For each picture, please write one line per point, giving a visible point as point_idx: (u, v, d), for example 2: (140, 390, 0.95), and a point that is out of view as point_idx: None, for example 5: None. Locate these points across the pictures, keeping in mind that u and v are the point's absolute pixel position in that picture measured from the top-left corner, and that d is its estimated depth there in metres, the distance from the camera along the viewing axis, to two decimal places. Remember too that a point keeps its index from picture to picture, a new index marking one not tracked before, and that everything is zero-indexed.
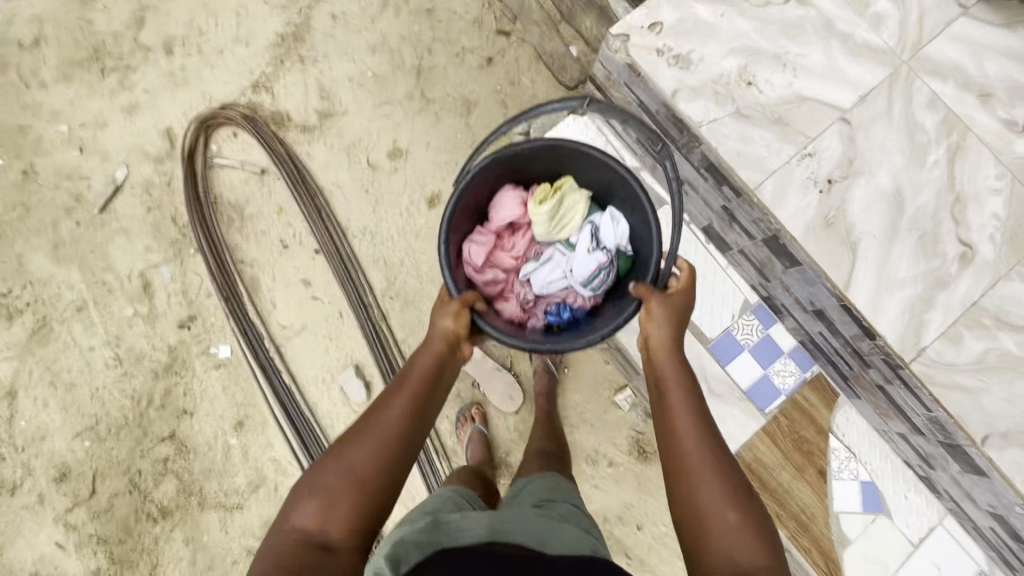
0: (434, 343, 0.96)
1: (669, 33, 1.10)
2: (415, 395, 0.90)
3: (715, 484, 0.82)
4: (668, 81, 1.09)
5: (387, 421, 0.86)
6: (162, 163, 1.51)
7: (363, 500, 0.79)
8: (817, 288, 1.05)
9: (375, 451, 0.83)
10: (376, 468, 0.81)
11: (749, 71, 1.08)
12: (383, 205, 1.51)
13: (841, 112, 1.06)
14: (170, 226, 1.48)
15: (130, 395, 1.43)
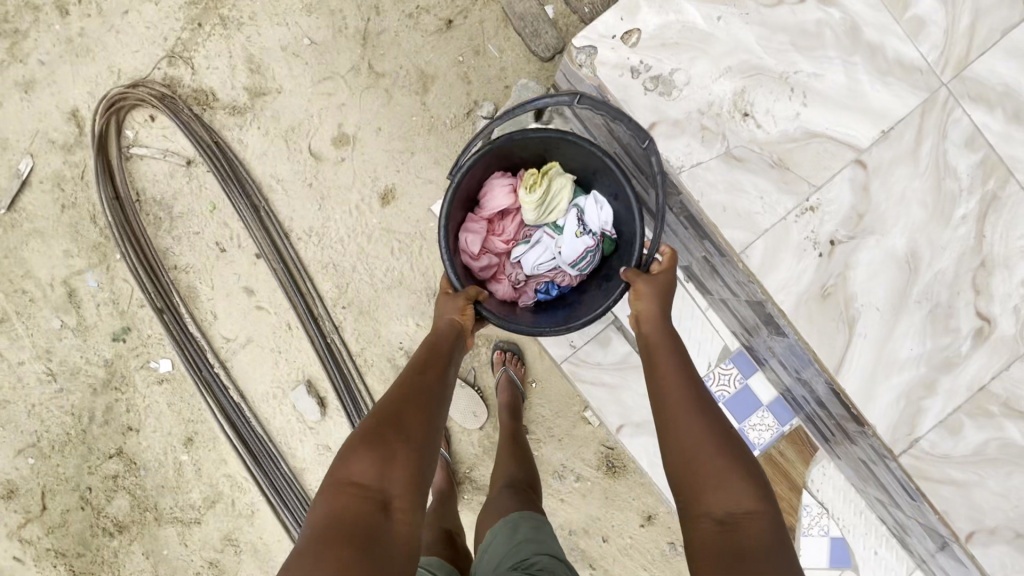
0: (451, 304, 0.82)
1: (646, 45, 0.92)
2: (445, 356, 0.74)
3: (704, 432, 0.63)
4: (643, 111, 0.92)
5: (424, 380, 0.69)
6: (72, 154, 1.31)
7: (418, 465, 0.60)
8: (808, 368, 0.91)
9: (422, 405, 0.64)
10: (426, 427, 0.63)
11: (746, 96, 0.91)
12: (329, 201, 1.33)
13: (857, 152, 0.89)
14: (90, 227, 1.32)
15: (69, 411, 1.35)
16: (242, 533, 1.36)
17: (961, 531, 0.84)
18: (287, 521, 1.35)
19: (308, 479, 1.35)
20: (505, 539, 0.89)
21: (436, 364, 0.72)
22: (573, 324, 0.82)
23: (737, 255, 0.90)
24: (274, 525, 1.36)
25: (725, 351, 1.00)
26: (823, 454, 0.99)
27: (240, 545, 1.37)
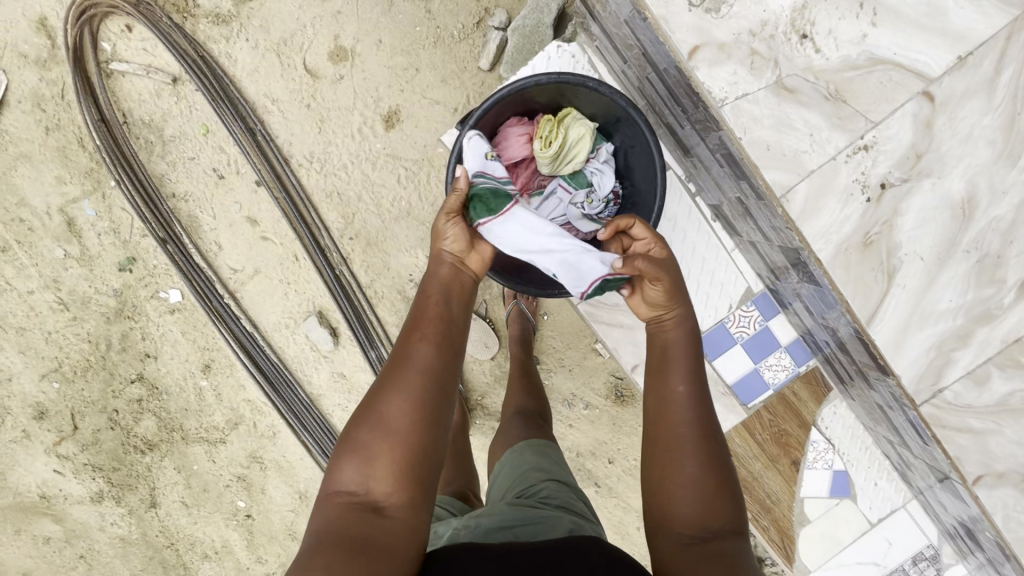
0: (446, 241, 0.69)
1: None
2: (442, 320, 0.64)
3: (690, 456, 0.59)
4: (684, 31, 0.84)
5: (415, 356, 0.60)
6: (48, 70, 1.21)
7: (413, 462, 0.56)
8: (833, 314, 0.89)
9: (410, 394, 0.58)
10: (419, 419, 0.57)
11: (806, 14, 0.81)
12: (329, 123, 1.24)
13: (925, 83, 0.79)
14: (79, 151, 1.25)
15: (86, 339, 1.36)
16: (266, 452, 1.43)
17: (969, 474, 0.86)
18: (307, 442, 1.41)
19: (325, 404, 1.39)
20: (512, 470, 0.87)
21: (430, 333, 0.63)
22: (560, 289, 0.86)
23: (777, 198, 0.84)
24: (295, 445, 1.42)
25: (748, 294, 0.98)
26: (836, 395, 1.00)
27: (266, 462, 1.44)
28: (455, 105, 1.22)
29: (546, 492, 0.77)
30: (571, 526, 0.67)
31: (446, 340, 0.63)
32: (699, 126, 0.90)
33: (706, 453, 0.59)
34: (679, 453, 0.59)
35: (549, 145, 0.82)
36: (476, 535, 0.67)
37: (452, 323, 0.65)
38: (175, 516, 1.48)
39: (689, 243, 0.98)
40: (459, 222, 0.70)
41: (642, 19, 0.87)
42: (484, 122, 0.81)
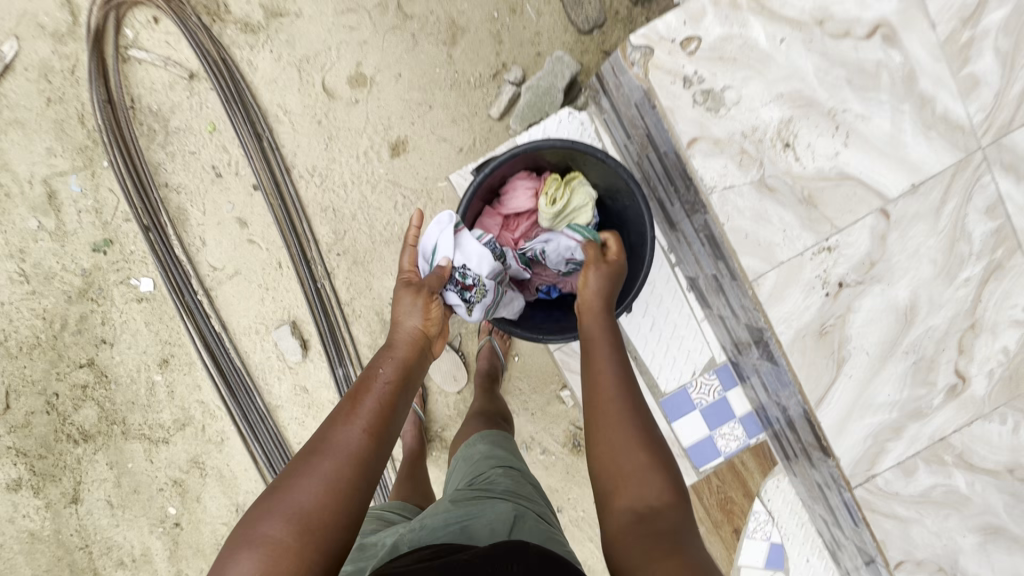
0: (418, 318, 0.79)
1: (706, 59, 0.92)
2: (378, 410, 0.68)
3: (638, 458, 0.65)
4: (687, 123, 0.93)
5: (344, 444, 0.63)
6: (62, 44, 1.22)
7: (315, 567, 0.56)
8: (787, 392, 0.96)
9: (331, 481, 0.60)
10: (330, 509, 0.59)
11: (791, 127, 0.91)
12: (337, 142, 1.28)
13: (884, 201, 0.90)
14: (77, 127, 1.24)
15: (40, 315, 1.31)
16: (209, 458, 1.38)
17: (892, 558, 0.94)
18: (256, 454, 1.36)
19: (281, 416, 1.36)
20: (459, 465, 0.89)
21: (365, 420, 0.66)
22: (547, 335, 0.91)
23: (749, 281, 0.92)
24: (242, 455, 1.37)
25: (711, 363, 1.06)
26: (781, 471, 1.06)
27: (206, 468, 1.38)
28: (461, 144, 1.28)
29: (493, 479, 0.79)
30: (513, 512, 0.70)
31: (380, 430, 0.66)
32: (688, 206, 0.99)
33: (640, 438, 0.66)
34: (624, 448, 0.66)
35: (554, 203, 0.90)
36: (421, 536, 0.67)
37: (391, 411, 0.69)
38: (95, 516, 1.39)
39: (665, 309, 1.06)
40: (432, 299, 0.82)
41: (652, 105, 0.95)
42: (498, 173, 0.89)
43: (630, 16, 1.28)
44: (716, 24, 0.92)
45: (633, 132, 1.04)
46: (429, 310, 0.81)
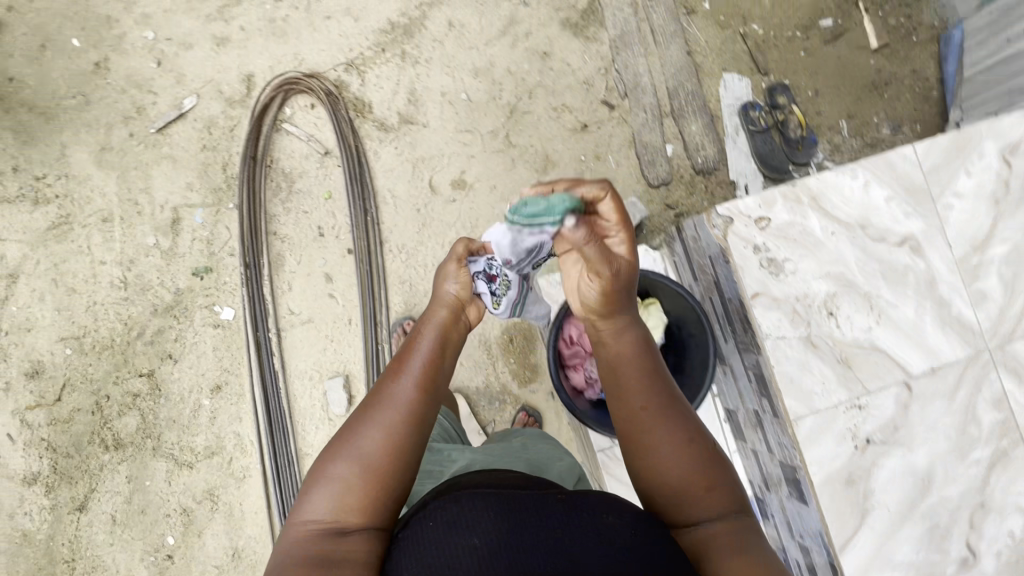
0: (460, 290, 0.84)
1: (773, 233, 1.09)
2: (424, 366, 0.75)
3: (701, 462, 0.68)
4: (753, 281, 1.07)
5: (393, 399, 0.71)
6: (232, 108, 1.48)
7: (382, 497, 0.65)
8: (812, 536, 1.05)
9: (387, 428, 0.68)
10: (390, 452, 0.67)
11: (835, 300, 1.07)
12: (429, 229, 1.48)
13: (907, 376, 1.04)
14: (218, 172, 1.46)
15: (123, 320, 1.42)
16: (225, 493, 1.40)
17: None
18: (272, 497, 1.39)
19: (307, 465, 1.40)
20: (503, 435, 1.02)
21: (412, 373, 0.73)
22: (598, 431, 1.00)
23: (791, 422, 1.02)
24: (258, 496, 1.39)
25: None
26: None
27: (218, 503, 1.39)
28: None
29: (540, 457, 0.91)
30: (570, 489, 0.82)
31: (426, 386, 0.73)
32: (741, 347, 1.14)
33: (690, 448, 0.69)
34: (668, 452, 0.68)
35: None
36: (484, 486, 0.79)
37: (436, 366, 0.76)
38: (94, 530, 1.38)
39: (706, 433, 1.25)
40: (465, 268, 0.86)
41: (725, 261, 1.12)
42: None
43: (692, 181, 1.53)
44: (784, 210, 1.10)
45: (701, 275, 1.24)
46: (464, 279, 0.85)
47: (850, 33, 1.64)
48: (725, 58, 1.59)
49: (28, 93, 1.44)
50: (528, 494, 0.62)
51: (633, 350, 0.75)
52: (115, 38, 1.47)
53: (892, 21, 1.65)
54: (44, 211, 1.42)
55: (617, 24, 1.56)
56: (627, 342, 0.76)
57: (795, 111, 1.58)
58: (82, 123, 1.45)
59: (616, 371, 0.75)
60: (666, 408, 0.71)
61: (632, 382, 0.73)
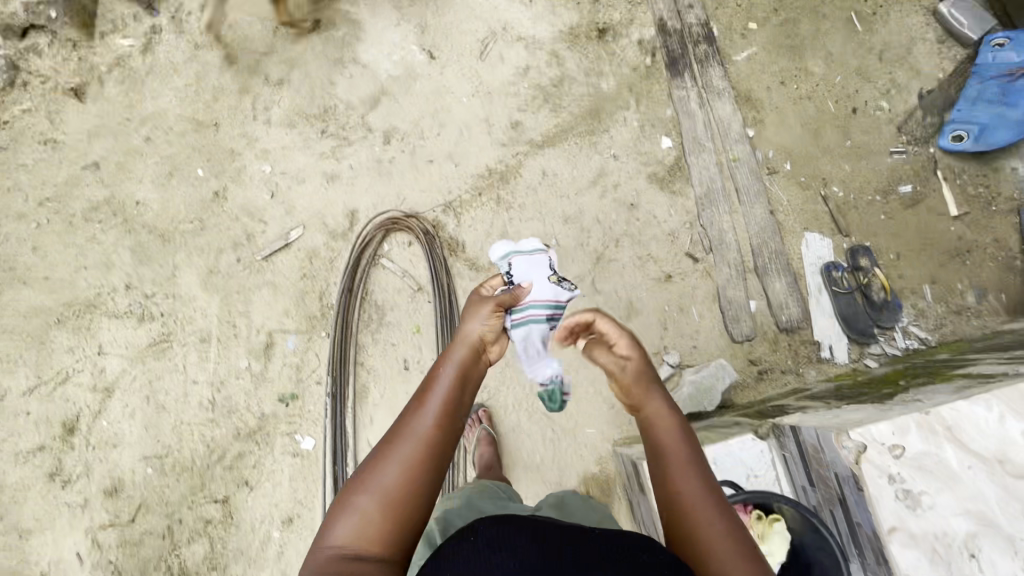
0: (477, 325, 0.86)
1: (908, 460, 0.87)
2: (444, 400, 0.77)
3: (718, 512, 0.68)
4: (887, 518, 0.84)
5: (414, 434, 0.73)
6: (334, 240, 1.56)
7: (400, 532, 0.68)
8: None
9: (405, 461, 0.70)
10: (409, 488, 0.69)
11: (979, 544, 0.81)
12: (511, 370, 1.50)
13: None
14: (315, 301, 1.52)
15: (206, 442, 1.43)
16: None
17: None
18: None
19: None
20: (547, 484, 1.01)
21: (434, 406, 0.76)
22: None
23: None
24: None
25: None
26: None
27: None
28: (614, 402, 1.47)
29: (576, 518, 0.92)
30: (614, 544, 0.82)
31: (444, 424, 0.75)
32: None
33: (715, 513, 0.68)
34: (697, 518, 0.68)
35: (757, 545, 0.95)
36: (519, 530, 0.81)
37: (456, 400, 0.78)
38: None
39: None
40: (494, 310, 0.87)
41: (854, 484, 0.90)
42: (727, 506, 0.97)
43: (776, 338, 1.54)
44: (916, 435, 0.88)
45: (821, 487, 0.98)
46: (492, 320, 0.86)
47: (929, 199, 1.68)
48: (806, 217, 1.64)
49: (151, 216, 1.56)
50: (557, 528, 0.59)
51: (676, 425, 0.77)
52: (236, 170, 1.60)
53: (971, 189, 1.68)
54: (147, 329, 1.49)
55: (703, 181, 1.62)
56: (657, 408, 0.78)
57: (880, 275, 1.58)
58: (195, 247, 1.54)
59: (656, 446, 0.76)
60: (687, 471, 0.72)
61: (662, 449, 0.75)
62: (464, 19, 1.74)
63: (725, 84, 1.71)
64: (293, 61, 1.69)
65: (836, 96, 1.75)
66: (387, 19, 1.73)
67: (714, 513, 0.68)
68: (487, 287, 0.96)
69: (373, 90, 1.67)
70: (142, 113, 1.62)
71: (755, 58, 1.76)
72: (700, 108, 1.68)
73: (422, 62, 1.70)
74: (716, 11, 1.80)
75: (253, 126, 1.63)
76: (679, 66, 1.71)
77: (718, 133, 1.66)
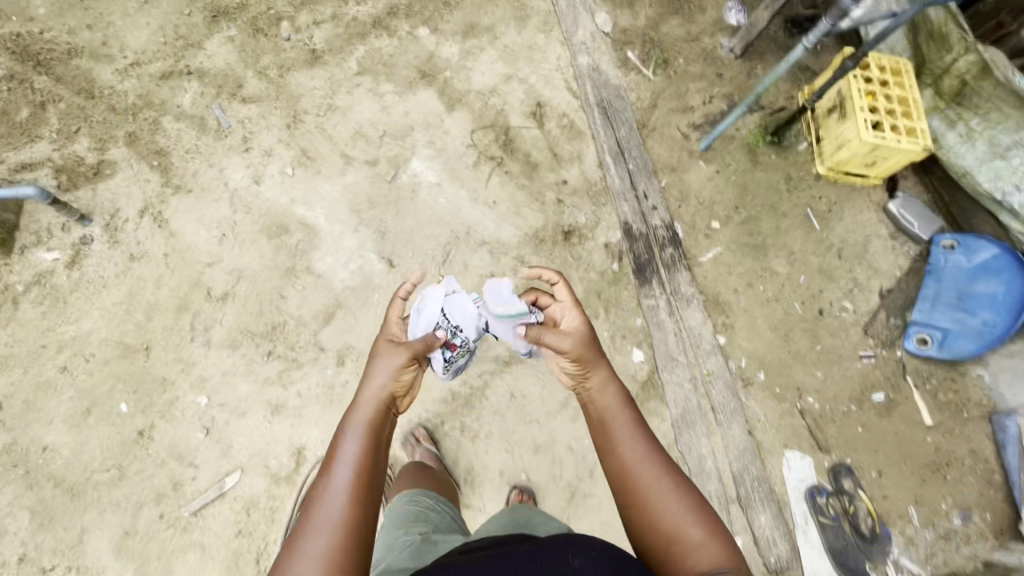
0: (382, 382, 0.96)
1: None
2: (362, 465, 0.83)
3: (654, 471, 0.86)
4: None
5: (341, 489, 0.80)
6: (277, 486, 1.39)
7: None
8: None
9: (340, 535, 0.75)
10: (338, 564, 0.72)
11: None
12: None
13: None
14: (250, 565, 1.33)
15: None
16: None
17: None
18: None
19: None
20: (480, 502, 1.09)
21: (351, 477, 0.82)
22: None
23: None
24: None
25: None
26: None
27: None
28: None
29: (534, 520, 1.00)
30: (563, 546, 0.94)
31: (361, 496, 0.80)
32: None
33: (669, 490, 0.83)
34: (656, 500, 0.83)
35: None
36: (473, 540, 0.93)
37: (376, 455, 0.87)
38: None
39: None
40: (406, 363, 0.99)
41: None
42: None
43: None
44: None
45: None
46: (402, 373, 0.98)
47: (902, 407, 1.65)
48: (784, 433, 1.58)
49: (60, 465, 1.36)
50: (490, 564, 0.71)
51: (614, 404, 0.97)
52: (165, 403, 1.43)
53: (942, 394, 1.66)
54: None
55: (677, 400, 1.55)
56: (609, 398, 0.98)
57: (864, 499, 1.52)
58: (109, 503, 1.34)
59: (606, 425, 0.95)
60: (644, 450, 0.89)
61: (609, 422, 0.94)
62: (425, 223, 1.68)
63: (692, 289, 1.68)
64: (239, 270, 1.57)
65: (801, 297, 1.75)
66: (345, 223, 1.66)
67: (653, 474, 0.85)
68: (395, 338, 1.08)
69: (327, 303, 1.56)
70: (60, 339, 1.45)
71: (720, 259, 1.76)
72: (670, 318, 1.64)
73: (381, 270, 1.61)
74: (679, 209, 1.81)
75: (190, 349, 1.48)
76: (647, 272, 1.69)
77: (689, 345, 1.62)
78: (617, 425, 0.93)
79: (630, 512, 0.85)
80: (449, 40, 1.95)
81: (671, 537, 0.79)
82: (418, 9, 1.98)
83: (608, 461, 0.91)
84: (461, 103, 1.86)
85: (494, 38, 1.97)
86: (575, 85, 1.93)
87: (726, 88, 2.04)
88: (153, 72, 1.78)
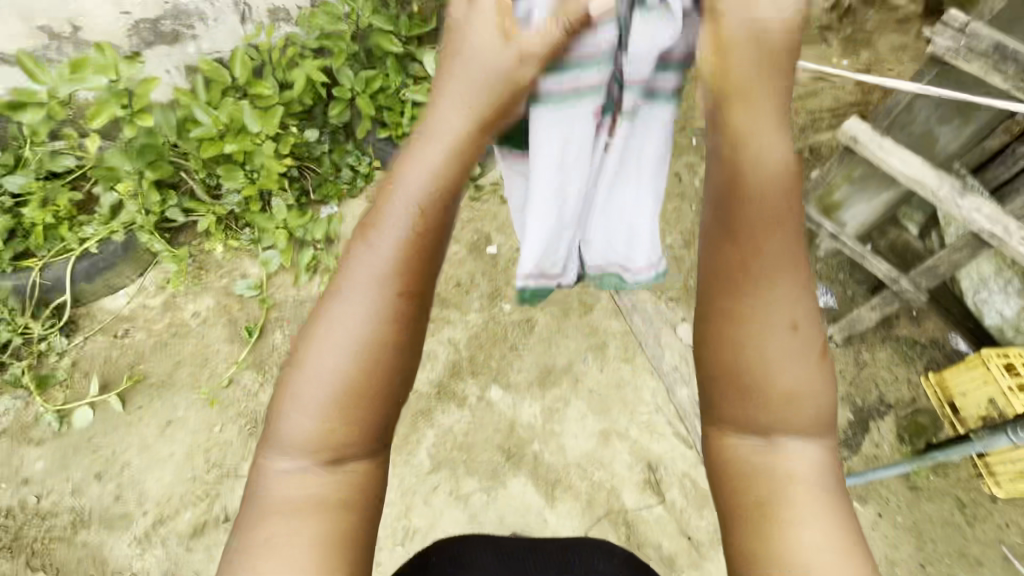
0: (460, 107, 0.62)
1: None
2: (406, 231, 0.60)
3: (776, 299, 0.60)
4: None
5: (373, 259, 0.60)
6: None
7: (354, 414, 0.59)
8: None
9: (359, 351, 0.59)
10: (370, 363, 0.59)
11: None
12: None
13: None
14: None
15: None
16: None
17: None
18: None
19: None
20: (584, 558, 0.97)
21: (383, 239, 0.60)
22: None
23: None
24: None
25: None
26: None
27: None
28: None
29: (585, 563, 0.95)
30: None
31: (412, 281, 0.60)
32: None
33: (806, 322, 0.61)
34: (789, 330, 0.60)
35: None
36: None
37: (423, 234, 0.60)
38: None
39: None
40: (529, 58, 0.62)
41: None
42: None
43: None
44: None
45: None
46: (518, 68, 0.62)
47: None
48: None
49: None
50: None
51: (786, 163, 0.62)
52: None
53: None
54: None
55: None
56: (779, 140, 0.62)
57: None
58: None
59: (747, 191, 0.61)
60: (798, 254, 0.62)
61: (747, 181, 0.60)
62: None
63: None
64: None
65: None
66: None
67: (777, 309, 0.60)
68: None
69: None
70: None
71: None
72: None
73: None
74: None
75: None
76: None
77: None
78: (780, 193, 0.61)
79: (718, 302, 0.62)
80: (527, 397, 1.67)
81: (789, 395, 0.60)
82: (483, 362, 1.72)
83: (715, 230, 0.63)
84: (560, 489, 1.55)
85: (575, 380, 1.70)
86: (683, 427, 1.62)
87: (841, 387, 1.79)
88: (184, 527, 1.46)
